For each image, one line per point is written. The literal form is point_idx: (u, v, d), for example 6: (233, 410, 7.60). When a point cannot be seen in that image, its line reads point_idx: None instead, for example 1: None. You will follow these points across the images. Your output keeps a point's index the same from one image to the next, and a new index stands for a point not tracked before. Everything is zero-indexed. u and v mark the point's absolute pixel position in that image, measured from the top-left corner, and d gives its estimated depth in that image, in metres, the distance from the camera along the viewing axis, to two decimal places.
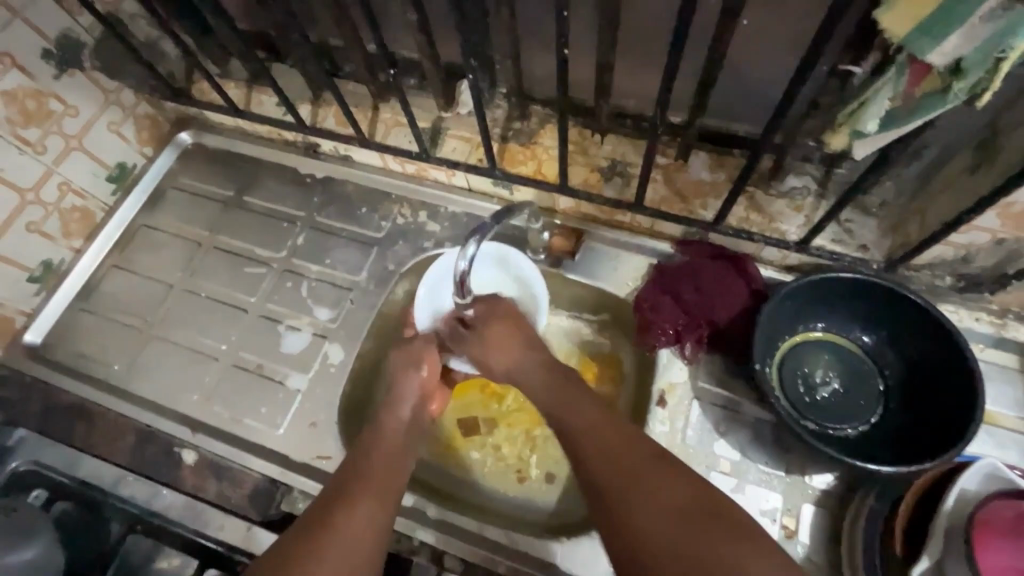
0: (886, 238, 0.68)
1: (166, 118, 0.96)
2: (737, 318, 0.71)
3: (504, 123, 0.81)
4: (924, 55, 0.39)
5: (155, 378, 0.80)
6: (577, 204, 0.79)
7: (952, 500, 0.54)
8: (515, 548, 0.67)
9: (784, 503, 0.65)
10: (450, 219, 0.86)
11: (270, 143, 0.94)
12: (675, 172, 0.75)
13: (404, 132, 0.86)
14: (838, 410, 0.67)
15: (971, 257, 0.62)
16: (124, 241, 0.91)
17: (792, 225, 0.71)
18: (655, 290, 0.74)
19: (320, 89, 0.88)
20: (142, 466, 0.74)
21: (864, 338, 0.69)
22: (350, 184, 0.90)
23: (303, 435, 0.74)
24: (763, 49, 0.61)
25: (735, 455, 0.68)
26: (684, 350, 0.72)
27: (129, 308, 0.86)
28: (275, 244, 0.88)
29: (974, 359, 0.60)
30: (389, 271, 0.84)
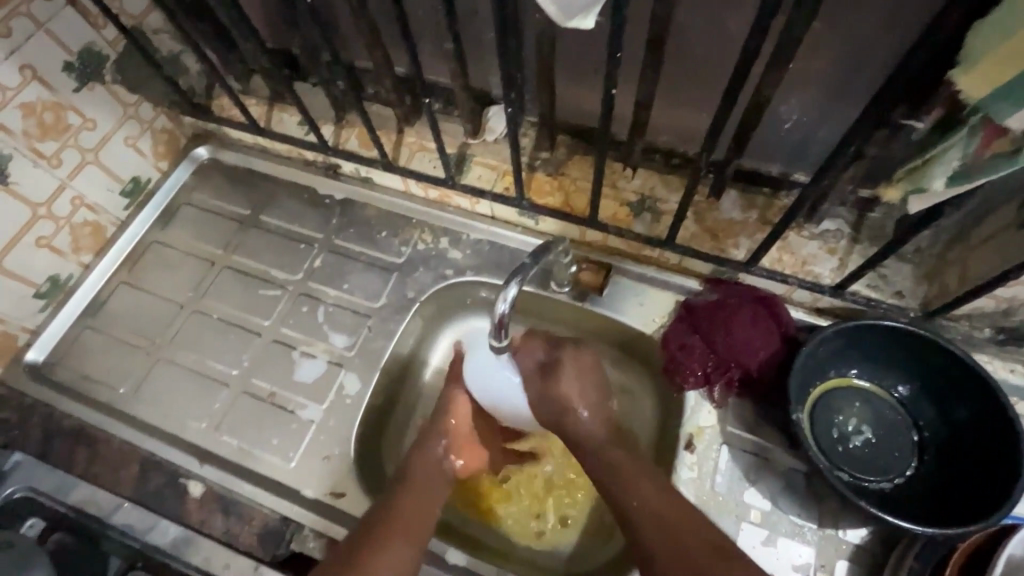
0: (923, 285, 0.67)
1: (183, 133, 0.94)
2: (770, 362, 0.69)
3: (532, 152, 0.80)
4: (1000, 118, 0.38)
5: (161, 403, 0.77)
6: (604, 237, 0.78)
7: (1000, 567, 0.52)
8: None
9: (817, 558, 0.63)
10: (472, 246, 0.84)
11: (289, 161, 0.92)
12: (706, 209, 0.74)
13: (429, 157, 0.84)
14: (872, 462, 0.65)
15: (1013, 310, 0.61)
16: (134, 257, 0.88)
17: (826, 269, 0.70)
18: (684, 329, 0.73)
19: (344, 110, 0.86)
20: (144, 497, 0.71)
21: (899, 388, 0.68)
22: (370, 207, 0.88)
23: (316, 469, 0.71)
24: (807, 92, 0.60)
25: (766, 505, 0.66)
26: (712, 393, 0.71)
27: (137, 327, 0.83)
28: (291, 266, 0.85)
29: (1019, 419, 0.58)
30: (408, 299, 0.82)
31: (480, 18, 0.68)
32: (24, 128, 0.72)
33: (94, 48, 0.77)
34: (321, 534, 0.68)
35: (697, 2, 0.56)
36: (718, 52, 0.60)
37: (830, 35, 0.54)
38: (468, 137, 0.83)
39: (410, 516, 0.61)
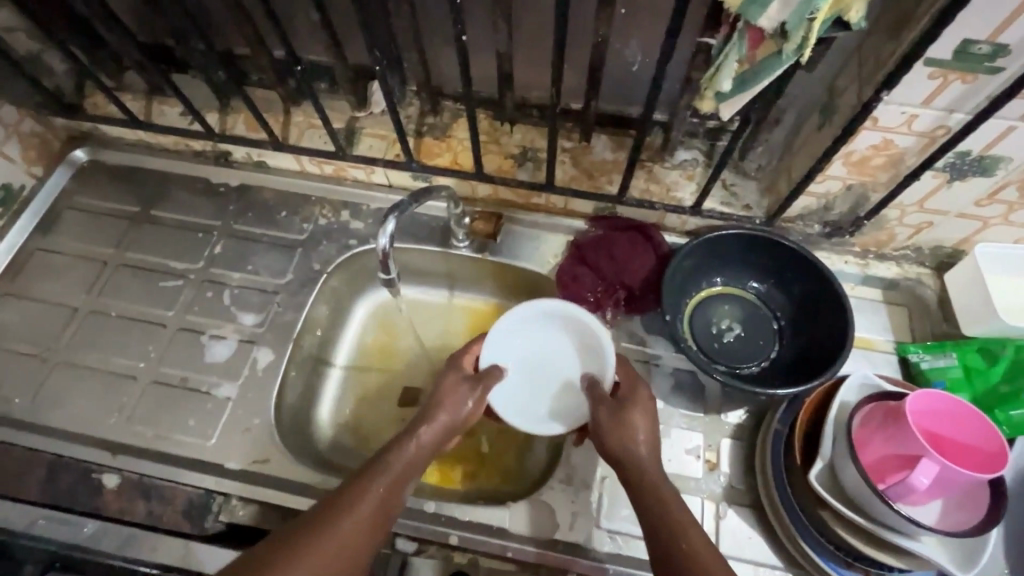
0: (765, 197, 0.77)
1: (57, 136, 0.91)
2: (648, 280, 0.78)
3: (418, 119, 0.85)
4: (755, 20, 0.45)
5: (61, 405, 0.75)
6: (494, 190, 0.84)
7: (836, 409, 0.62)
8: (464, 519, 0.67)
9: (705, 440, 0.72)
10: (374, 215, 0.87)
11: (178, 154, 0.91)
12: (580, 153, 0.81)
13: (319, 133, 0.86)
14: (741, 351, 0.75)
15: (830, 205, 0.72)
16: (17, 267, 0.85)
17: (686, 193, 0.79)
18: (574, 263, 0.80)
19: (227, 97, 0.87)
20: (56, 499, 0.69)
21: (756, 286, 0.78)
22: (267, 189, 0.89)
23: (237, 441, 0.72)
24: (642, 33, 0.69)
25: (659, 403, 0.74)
26: (605, 315, 0.78)
27: (27, 336, 0.80)
28: (190, 255, 0.85)
29: (843, 292, 0.70)
30: (315, 271, 0.84)
31: None
32: None
33: None
34: (250, 501, 0.69)
35: None
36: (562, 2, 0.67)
37: None
38: (356, 111, 0.86)
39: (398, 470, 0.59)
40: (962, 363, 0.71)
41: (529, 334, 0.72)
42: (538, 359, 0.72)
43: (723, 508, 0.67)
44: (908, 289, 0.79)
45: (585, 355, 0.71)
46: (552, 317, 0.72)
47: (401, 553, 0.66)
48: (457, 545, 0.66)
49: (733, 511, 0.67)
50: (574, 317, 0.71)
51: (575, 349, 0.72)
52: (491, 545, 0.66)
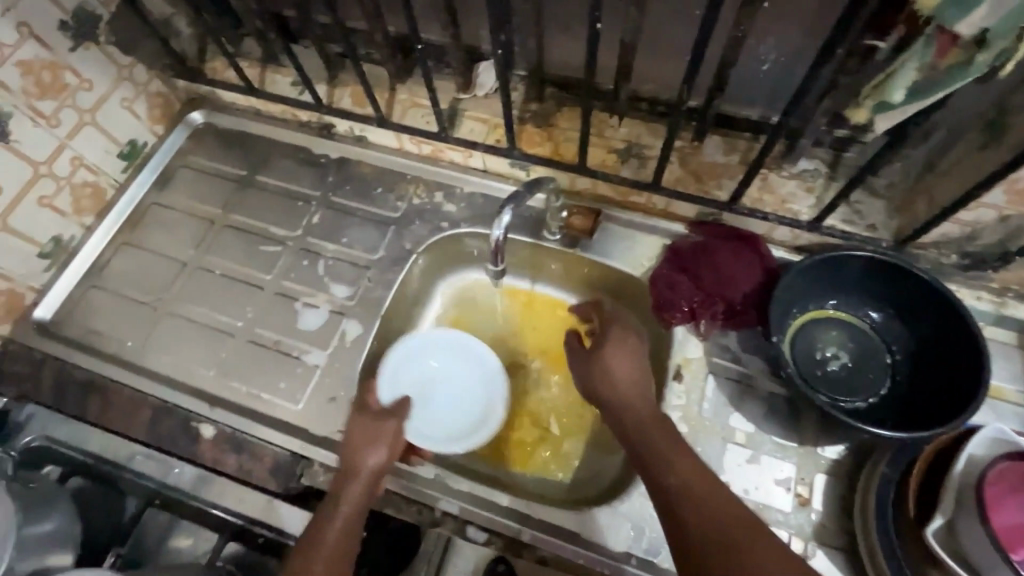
0: (893, 218, 0.71)
1: (178, 97, 0.96)
2: (750, 294, 0.73)
3: (522, 105, 0.83)
4: (952, 25, 0.41)
5: (167, 353, 0.79)
6: (593, 185, 0.81)
7: (962, 462, 0.56)
8: (536, 517, 0.66)
9: (798, 472, 0.67)
10: (467, 199, 0.87)
11: (285, 123, 0.94)
12: (690, 153, 0.77)
13: (422, 113, 0.86)
14: (847, 383, 0.70)
15: (976, 235, 0.64)
16: (135, 218, 0.90)
17: (803, 206, 0.73)
18: (670, 269, 0.76)
19: (337, 70, 0.88)
20: (158, 441, 0.74)
21: (872, 314, 0.72)
22: (365, 164, 0.91)
23: (323, 408, 0.74)
24: (783, 30, 0.63)
25: (750, 426, 0.70)
26: (699, 327, 0.74)
27: (141, 284, 0.85)
28: (289, 222, 0.88)
29: (982, 334, 0.62)
30: (406, 250, 0.84)
31: None
32: (23, 87, 0.73)
33: (88, 7, 0.78)
34: (332, 467, 0.71)
35: None
36: None
37: None
38: (459, 92, 0.85)
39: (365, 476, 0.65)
40: None
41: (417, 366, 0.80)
42: (470, 402, 0.80)
43: (812, 548, 0.63)
44: None
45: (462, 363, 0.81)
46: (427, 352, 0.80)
47: (471, 541, 0.66)
48: (528, 542, 0.65)
49: (822, 551, 0.63)
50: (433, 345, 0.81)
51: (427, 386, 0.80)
52: (561, 548, 0.65)
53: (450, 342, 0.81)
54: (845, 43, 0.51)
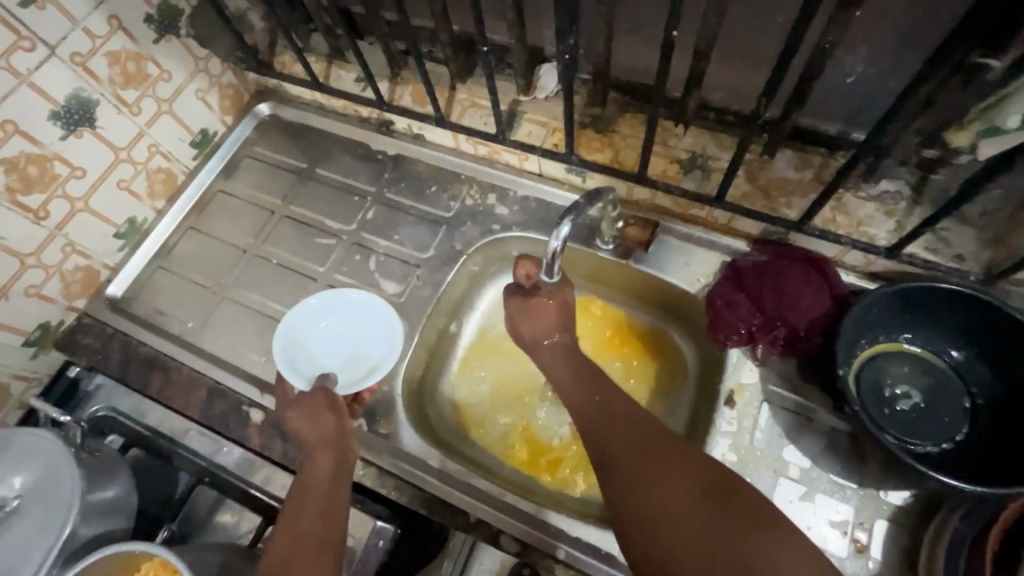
0: (985, 250, 0.65)
1: (247, 89, 0.99)
2: (818, 321, 0.68)
3: (582, 109, 0.81)
4: None
5: (223, 337, 0.82)
6: (652, 195, 0.78)
7: None
8: (573, 535, 0.65)
9: (857, 517, 0.63)
10: (520, 203, 0.86)
11: (346, 118, 0.96)
12: (759, 167, 0.73)
13: (481, 114, 0.85)
14: (919, 426, 0.64)
15: None
16: (201, 205, 0.94)
17: (882, 230, 0.68)
18: (730, 288, 0.73)
19: (399, 67, 0.88)
20: (211, 421, 0.77)
21: (954, 353, 0.67)
22: (421, 163, 0.91)
23: (367, 403, 0.75)
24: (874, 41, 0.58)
25: (805, 462, 0.66)
26: (756, 351, 0.71)
27: (203, 268, 0.89)
28: (345, 216, 0.89)
29: None
30: (456, 251, 0.84)
31: None
32: (110, 76, 0.77)
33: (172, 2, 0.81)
34: (372, 463, 0.71)
35: None
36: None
37: None
38: (519, 94, 0.84)
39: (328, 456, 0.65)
40: None
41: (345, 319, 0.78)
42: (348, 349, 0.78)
43: None
44: None
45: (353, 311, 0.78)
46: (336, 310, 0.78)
47: (505, 551, 0.66)
48: (563, 559, 0.64)
49: None
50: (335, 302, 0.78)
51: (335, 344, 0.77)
52: (597, 568, 0.63)
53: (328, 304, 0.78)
54: (956, 59, 0.47)
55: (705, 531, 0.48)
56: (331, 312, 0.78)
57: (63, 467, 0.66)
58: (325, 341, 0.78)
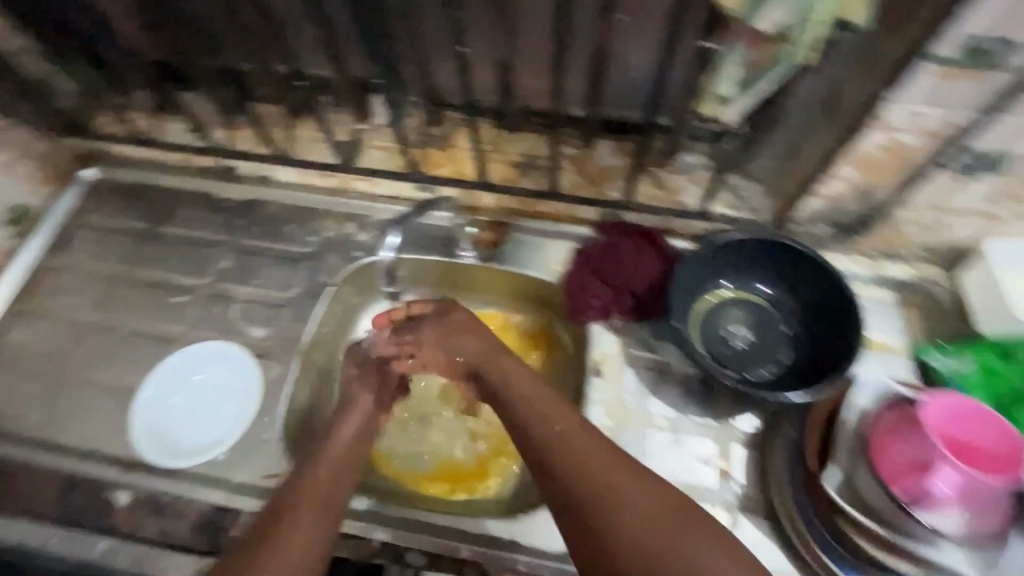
0: (772, 199, 0.77)
1: (67, 156, 0.92)
2: (654, 283, 0.77)
3: (420, 130, 0.83)
4: (753, 23, 0.46)
5: (73, 422, 0.75)
6: (499, 199, 0.85)
7: None
8: (473, 532, 0.66)
9: (718, 449, 0.70)
10: (379, 226, 0.87)
11: (186, 171, 0.92)
12: (584, 158, 0.80)
13: (324, 147, 0.87)
14: (751, 357, 0.74)
15: (839, 206, 0.71)
16: (29, 287, 0.86)
17: (691, 197, 0.79)
18: (579, 271, 0.79)
19: (232, 113, 0.87)
20: (68, 517, 0.69)
21: (766, 289, 0.77)
22: (273, 203, 0.90)
23: (247, 456, 0.72)
24: None
25: (669, 411, 0.73)
26: (613, 322, 0.78)
27: (40, 354, 0.81)
28: (198, 270, 0.86)
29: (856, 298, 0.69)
30: (322, 283, 0.84)
31: None
32: None
33: None
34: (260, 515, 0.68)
35: None
36: None
37: None
38: (359, 123, 0.86)
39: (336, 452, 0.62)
40: (979, 365, 0.68)
41: (192, 382, 0.77)
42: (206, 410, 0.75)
43: (738, 518, 0.66)
44: (921, 290, 0.77)
45: (197, 372, 0.78)
46: (179, 378, 0.77)
47: (411, 566, 0.66)
48: (466, 558, 0.65)
49: (748, 520, 0.66)
50: (177, 373, 0.77)
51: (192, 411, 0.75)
52: (501, 558, 0.65)
53: (169, 376, 0.77)
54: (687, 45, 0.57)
55: (659, 534, 0.48)
56: (176, 383, 0.77)
57: None
58: (189, 417, 0.75)
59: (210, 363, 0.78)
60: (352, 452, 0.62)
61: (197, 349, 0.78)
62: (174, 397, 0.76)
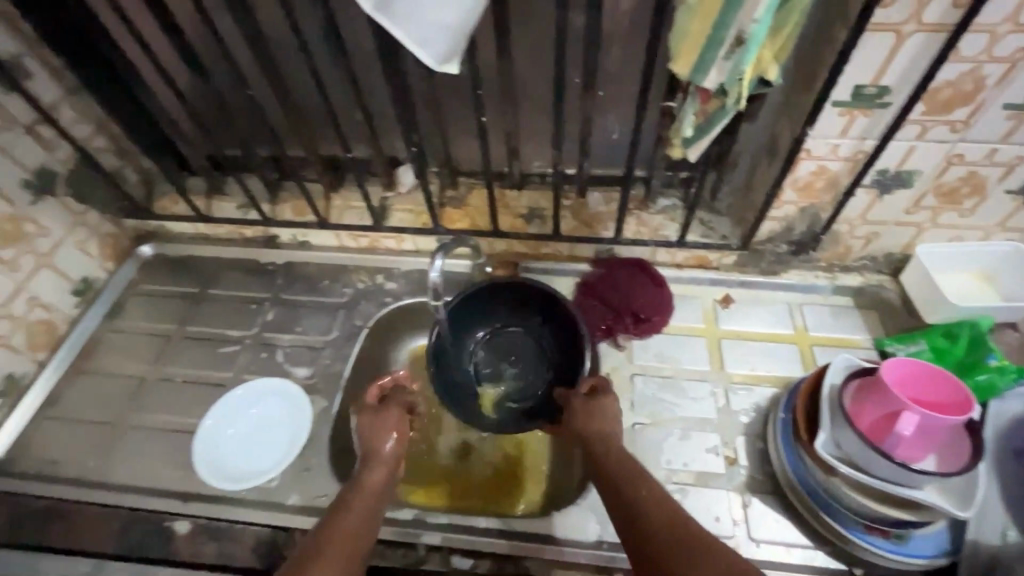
0: (737, 228, 0.92)
1: (127, 235, 1.05)
2: (650, 303, 0.89)
3: (439, 193, 1.00)
4: (700, 83, 0.61)
5: (131, 463, 0.81)
6: (508, 245, 0.98)
7: (827, 389, 0.71)
8: (513, 530, 0.72)
9: (722, 439, 0.79)
10: (404, 276, 1.00)
11: (232, 242, 1.06)
12: (579, 207, 0.96)
13: (356, 212, 1.00)
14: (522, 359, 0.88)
15: (791, 226, 0.86)
16: (88, 348, 0.95)
17: (671, 231, 0.93)
18: (584, 297, 0.93)
19: (277, 190, 1.02)
20: (128, 550, 0.73)
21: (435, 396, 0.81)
22: (311, 264, 1.03)
23: (297, 480, 0.78)
24: (618, 108, 0.87)
25: (675, 410, 0.82)
26: (617, 339, 0.90)
27: (98, 406, 0.88)
28: (245, 323, 0.96)
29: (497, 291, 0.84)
30: (357, 326, 0.94)
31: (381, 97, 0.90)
32: None
33: (48, 167, 0.89)
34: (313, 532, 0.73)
35: (529, 62, 0.82)
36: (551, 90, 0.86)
37: (618, 69, 0.82)
38: (386, 191, 1.01)
39: (353, 525, 0.61)
40: (931, 346, 0.80)
41: (239, 421, 0.84)
42: (254, 445, 0.82)
43: (748, 498, 0.74)
44: (873, 294, 0.91)
45: (242, 413, 0.85)
46: (225, 418, 0.84)
47: (458, 568, 0.70)
48: (509, 554, 0.70)
49: (758, 499, 0.74)
50: (220, 414, 0.84)
51: (241, 447, 0.82)
52: (542, 551, 0.70)
53: (216, 417, 0.83)
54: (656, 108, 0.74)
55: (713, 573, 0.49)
56: (221, 424, 0.83)
57: None
58: (238, 449, 0.81)
59: (256, 402, 0.86)
60: (372, 511, 0.64)
61: (246, 388, 0.86)
62: (224, 435, 0.82)
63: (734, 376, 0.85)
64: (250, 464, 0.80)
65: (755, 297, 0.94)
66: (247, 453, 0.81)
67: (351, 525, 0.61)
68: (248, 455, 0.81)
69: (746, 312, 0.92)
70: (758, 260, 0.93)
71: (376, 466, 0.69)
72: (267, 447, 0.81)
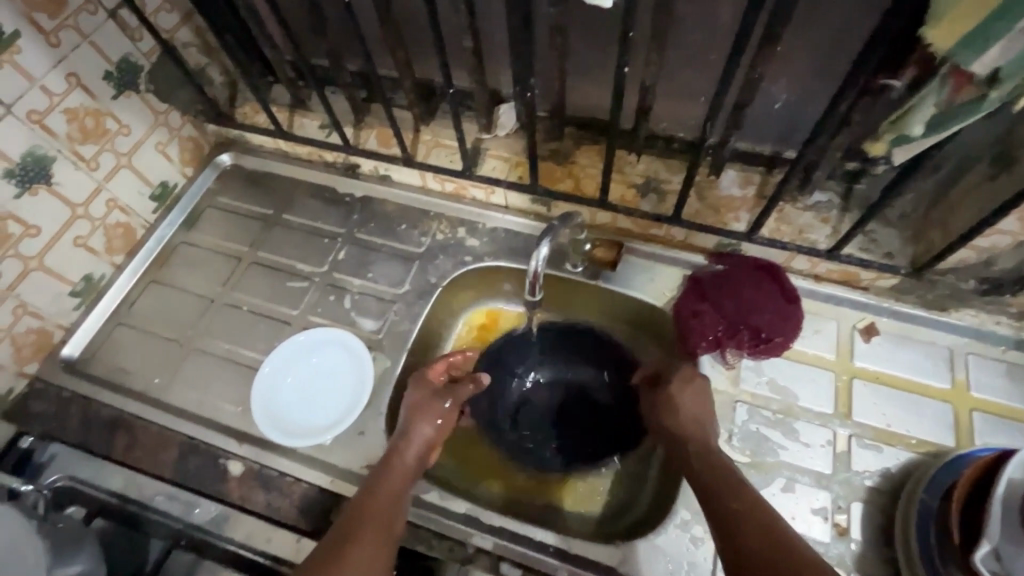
0: (910, 246, 0.73)
1: (208, 140, 0.99)
2: (774, 318, 0.71)
3: (542, 143, 0.85)
4: (966, 65, 0.43)
5: (194, 389, 0.79)
6: (614, 218, 0.83)
7: (1004, 486, 0.54)
8: (570, 551, 0.65)
9: (835, 501, 0.67)
10: (489, 234, 0.89)
11: (311, 164, 0.97)
12: (707, 187, 0.79)
13: (446, 152, 0.88)
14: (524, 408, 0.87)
15: (993, 259, 0.66)
16: (162, 257, 0.92)
17: (821, 235, 0.75)
18: (693, 299, 0.76)
19: (363, 113, 0.90)
20: (186, 478, 0.73)
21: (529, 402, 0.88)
22: (389, 203, 0.93)
23: (352, 443, 0.74)
24: (797, 68, 0.66)
25: (782, 455, 0.70)
26: (726, 356, 0.74)
27: (168, 321, 0.86)
28: (316, 259, 0.89)
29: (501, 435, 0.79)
30: (431, 283, 0.86)
31: (495, 17, 0.74)
32: (67, 133, 0.76)
33: (131, 59, 0.81)
34: None
35: None
36: (714, 36, 0.66)
37: (816, 18, 0.61)
38: (482, 132, 0.87)
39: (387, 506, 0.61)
40: None
41: (297, 369, 0.81)
42: (314, 398, 0.79)
43: None
44: None
45: (299, 361, 0.81)
46: (284, 363, 0.81)
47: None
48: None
49: None
50: (278, 359, 0.81)
51: (298, 399, 0.79)
52: None
53: (275, 361, 0.80)
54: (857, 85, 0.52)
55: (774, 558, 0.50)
56: (278, 371, 0.80)
57: (28, 537, 0.63)
58: (298, 402, 0.79)
59: (316, 352, 0.82)
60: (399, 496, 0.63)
61: (304, 335, 0.82)
62: (281, 380, 0.80)
63: (864, 429, 0.70)
64: (306, 418, 0.77)
65: (908, 333, 0.76)
66: (302, 407, 0.78)
67: (386, 511, 0.61)
68: (304, 408, 0.78)
69: (893, 350, 0.75)
70: (925, 289, 0.74)
71: (399, 463, 0.66)
72: (325, 406, 0.78)
